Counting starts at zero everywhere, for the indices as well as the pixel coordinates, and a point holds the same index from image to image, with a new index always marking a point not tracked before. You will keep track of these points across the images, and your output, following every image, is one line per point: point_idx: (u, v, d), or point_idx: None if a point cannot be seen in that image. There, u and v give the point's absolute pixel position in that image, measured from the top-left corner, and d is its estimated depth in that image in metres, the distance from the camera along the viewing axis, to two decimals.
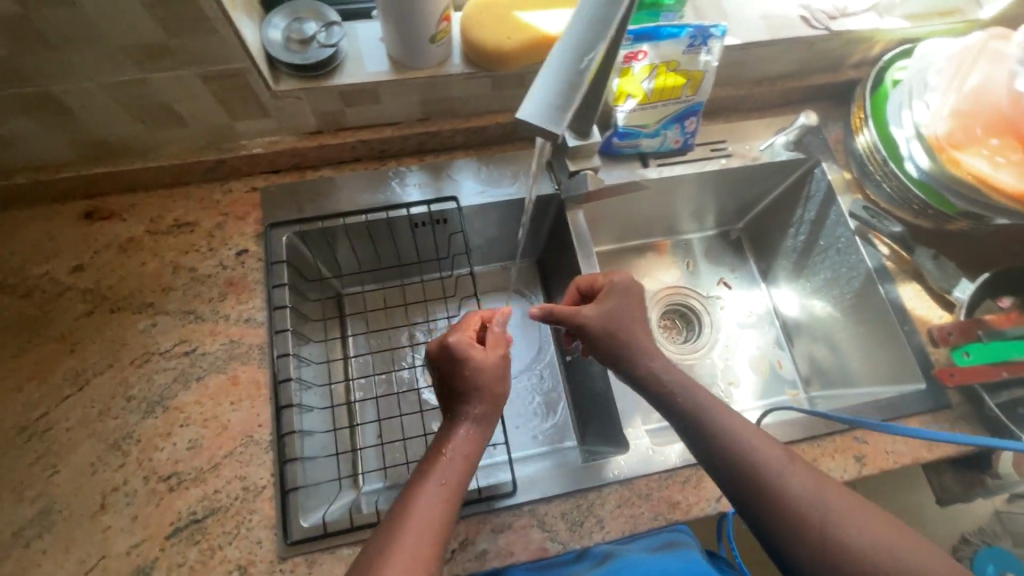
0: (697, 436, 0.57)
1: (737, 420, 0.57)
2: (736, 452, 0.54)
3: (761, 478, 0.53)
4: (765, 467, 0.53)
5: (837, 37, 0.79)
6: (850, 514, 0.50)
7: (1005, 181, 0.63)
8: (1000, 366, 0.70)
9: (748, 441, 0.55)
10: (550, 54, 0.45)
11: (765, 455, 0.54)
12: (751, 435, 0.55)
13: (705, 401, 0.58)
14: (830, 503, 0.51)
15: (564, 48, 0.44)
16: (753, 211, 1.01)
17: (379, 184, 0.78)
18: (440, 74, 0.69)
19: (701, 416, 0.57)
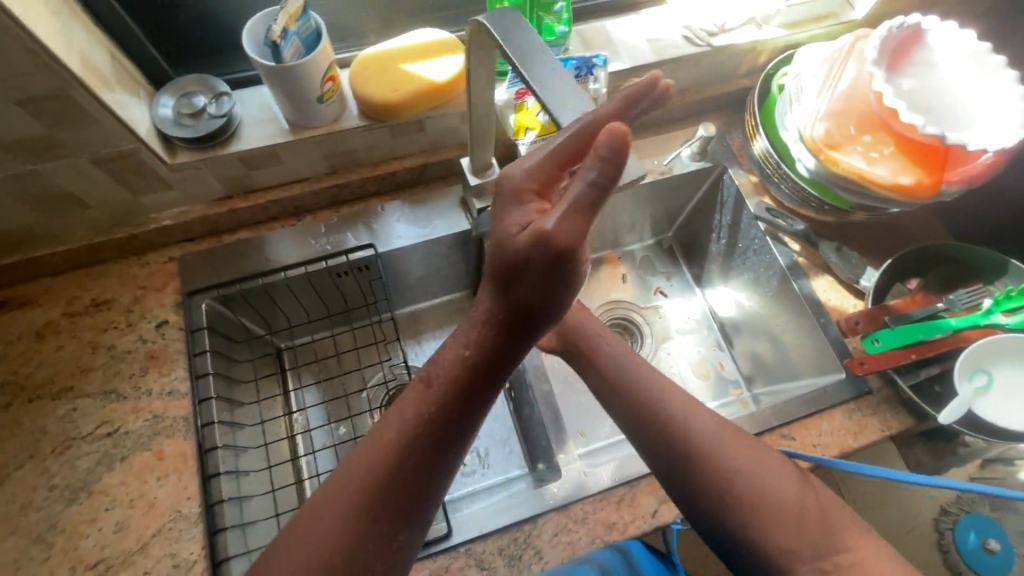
0: (636, 411, 0.61)
1: (674, 394, 0.61)
2: (665, 421, 0.58)
3: (689, 446, 0.56)
4: (688, 433, 0.56)
5: (721, 51, 0.83)
6: (770, 471, 0.54)
7: (881, 175, 0.67)
8: (909, 350, 0.73)
9: (677, 412, 0.58)
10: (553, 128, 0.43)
11: (690, 423, 0.57)
12: (683, 406, 0.59)
13: (643, 382, 0.63)
14: (740, 462, 0.54)
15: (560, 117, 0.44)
16: (680, 219, 1.05)
17: (296, 240, 0.80)
18: (336, 130, 0.71)
19: (637, 395, 0.61)
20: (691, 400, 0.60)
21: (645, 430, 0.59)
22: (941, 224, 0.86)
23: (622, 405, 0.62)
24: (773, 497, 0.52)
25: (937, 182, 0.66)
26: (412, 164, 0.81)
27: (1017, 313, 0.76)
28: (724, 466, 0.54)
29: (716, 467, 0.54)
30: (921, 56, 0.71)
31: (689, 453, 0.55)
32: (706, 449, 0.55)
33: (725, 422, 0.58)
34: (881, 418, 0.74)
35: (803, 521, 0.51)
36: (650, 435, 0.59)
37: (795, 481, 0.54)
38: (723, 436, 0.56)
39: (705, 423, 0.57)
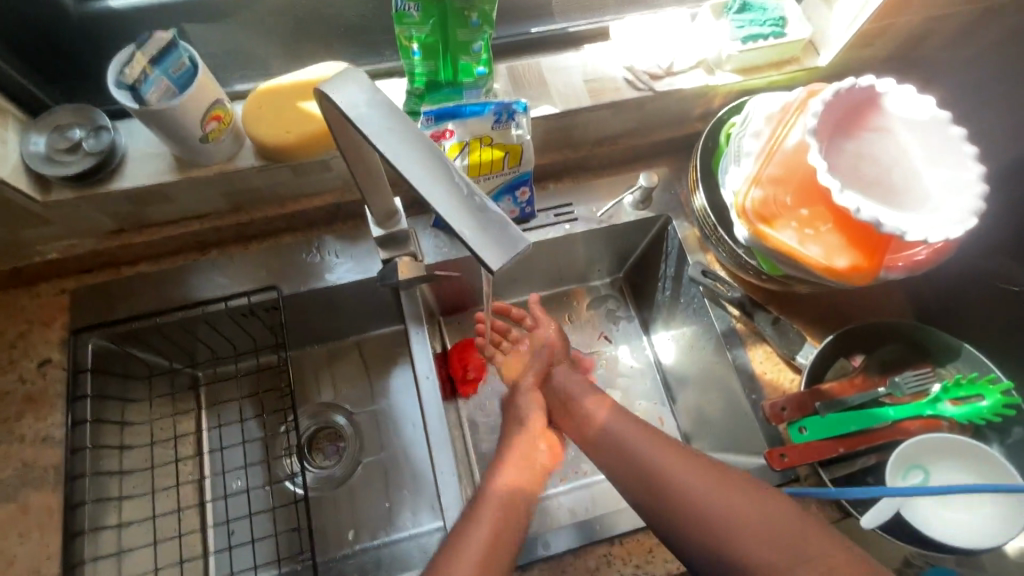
0: (628, 465, 0.67)
1: (636, 434, 0.69)
2: (645, 469, 0.65)
3: (649, 479, 0.64)
4: (665, 475, 0.63)
5: (666, 96, 0.76)
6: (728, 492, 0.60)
7: (813, 255, 0.61)
8: (837, 442, 0.68)
9: (653, 457, 0.65)
10: (460, 222, 0.37)
11: (662, 464, 0.64)
12: (638, 442, 0.67)
13: (611, 431, 0.70)
14: (706, 489, 0.60)
15: (455, 209, 0.37)
16: (630, 261, 0.96)
17: (196, 277, 0.76)
18: (230, 169, 0.67)
19: (624, 448, 0.68)
20: (644, 432, 0.69)
21: (634, 481, 0.65)
22: (897, 293, 0.79)
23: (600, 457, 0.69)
24: (746, 520, 0.58)
25: (875, 267, 0.60)
26: (324, 202, 0.77)
27: (967, 402, 0.69)
28: (697, 496, 0.60)
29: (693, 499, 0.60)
30: (878, 121, 0.63)
31: (671, 493, 0.62)
32: (681, 483, 0.62)
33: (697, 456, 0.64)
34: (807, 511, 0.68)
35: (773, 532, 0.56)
36: (637, 484, 0.65)
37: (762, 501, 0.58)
38: (692, 470, 0.62)
39: (679, 461, 0.64)
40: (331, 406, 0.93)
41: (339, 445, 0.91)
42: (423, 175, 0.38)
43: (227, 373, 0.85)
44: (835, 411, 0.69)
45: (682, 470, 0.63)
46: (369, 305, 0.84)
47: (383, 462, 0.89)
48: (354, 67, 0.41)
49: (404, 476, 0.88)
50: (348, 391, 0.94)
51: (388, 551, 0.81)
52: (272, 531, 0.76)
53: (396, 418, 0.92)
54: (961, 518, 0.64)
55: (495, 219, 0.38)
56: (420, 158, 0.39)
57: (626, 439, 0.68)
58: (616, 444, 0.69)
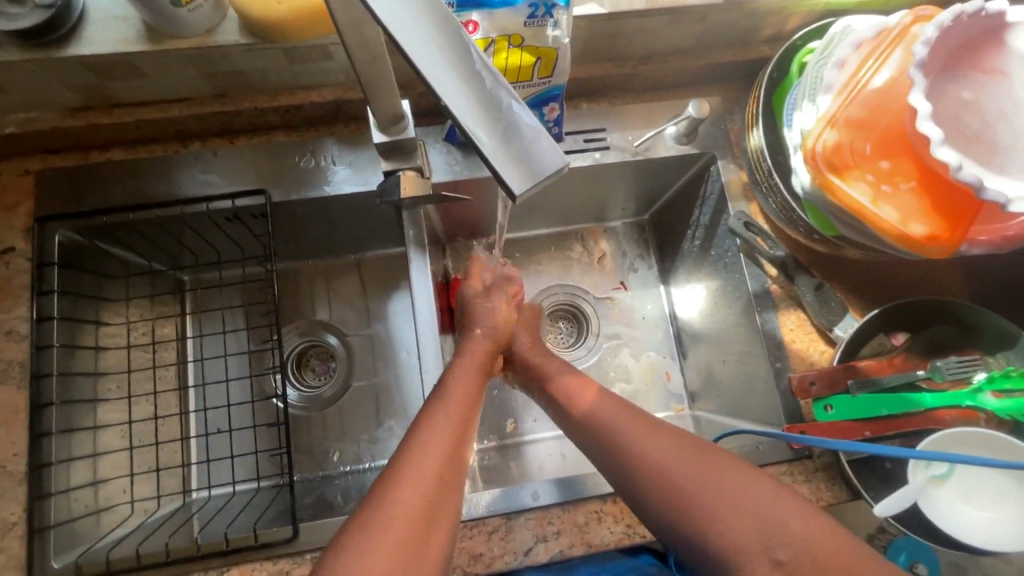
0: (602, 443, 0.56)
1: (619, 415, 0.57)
2: (613, 445, 0.55)
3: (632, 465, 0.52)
4: (643, 461, 0.52)
5: (737, 6, 0.63)
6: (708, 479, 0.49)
7: (885, 217, 0.52)
8: (863, 425, 0.62)
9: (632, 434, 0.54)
10: (480, 128, 0.29)
11: (645, 449, 0.53)
12: (623, 428, 0.55)
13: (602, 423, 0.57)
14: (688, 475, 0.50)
15: (470, 108, 0.29)
16: (658, 203, 0.87)
17: (173, 170, 0.67)
18: (209, 46, 0.56)
19: (599, 427, 0.57)
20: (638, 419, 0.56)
21: (605, 458, 0.55)
22: (956, 267, 0.71)
23: (585, 437, 0.58)
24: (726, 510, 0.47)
25: (956, 239, 0.51)
26: (322, 97, 0.67)
27: (1011, 396, 0.62)
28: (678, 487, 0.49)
29: (663, 479, 0.50)
30: (992, 63, 0.52)
31: (646, 477, 0.51)
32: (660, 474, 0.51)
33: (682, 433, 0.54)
34: (814, 489, 0.64)
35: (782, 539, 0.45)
36: (615, 467, 0.54)
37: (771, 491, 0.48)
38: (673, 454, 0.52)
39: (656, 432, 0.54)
40: (324, 324, 0.88)
41: (330, 365, 0.87)
42: (436, 57, 0.29)
43: (214, 278, 0.80)
44: (867, 391, 0.63)
45: (663, 452, 0.52)
46: (368, 221, 0.76)
47: (373, 388, 0.85)
48: None
49: (394, 407, 0.84)
50: (343, 311, 0.89)
51: (372, 477, 0.79)
52: (252, 449, 0.74)
53: (391, 345, 0.87)
54: (979, 517, 0.59)
55: (523, 128, 0.30)
56: (437, 32, 0.30)
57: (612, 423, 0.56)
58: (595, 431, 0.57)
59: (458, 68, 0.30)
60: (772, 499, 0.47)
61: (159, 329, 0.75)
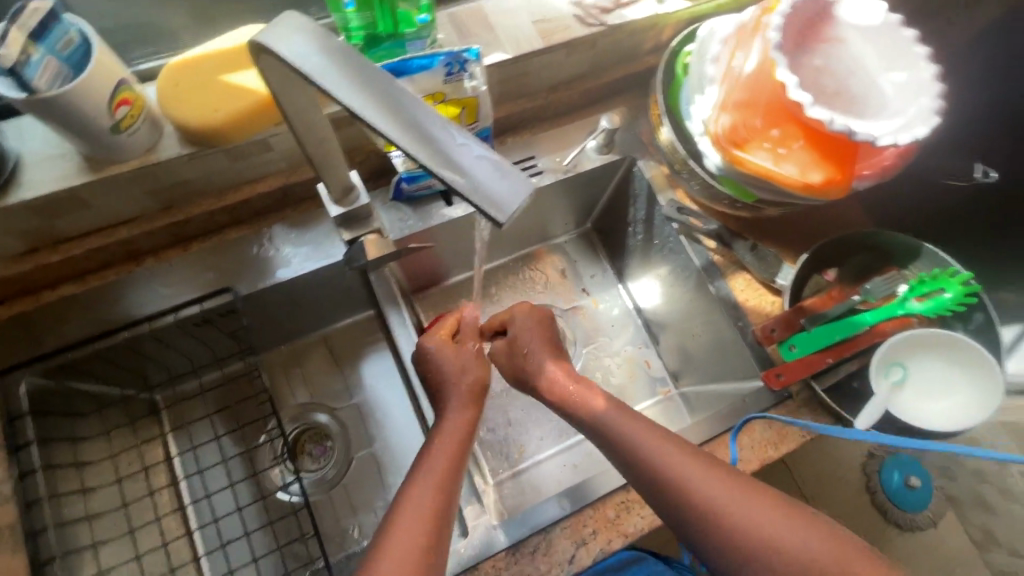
0: (647, 479, 0.56)
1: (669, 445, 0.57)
2: (674, 482, 0.55)
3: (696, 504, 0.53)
4: (704, 497, 0.53)
5: (618, 30, 0.73)
6: (762, 529, 0.51)
7: (789, 173, 0.61)
8: (824, 353, 0.70)
9: (687, 476, 0.55)
10: (459, 178, 0.33)
11: (706, 490, 0.53)
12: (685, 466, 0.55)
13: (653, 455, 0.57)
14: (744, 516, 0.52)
15: (445, 164, 0.34)
16: (596, 211, 0.94)
17: (133, 291, 0.67)
18: (153, 162, 0.58)
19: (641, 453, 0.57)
20: (691, 454, 0.56)
21: (658, 491, 0.55)
22: (856, 203, 0.82)
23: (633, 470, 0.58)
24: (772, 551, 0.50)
25: (847, 178, 0.60)
26: (268, 187, 0.69)
27: (932, 297, 0.72)
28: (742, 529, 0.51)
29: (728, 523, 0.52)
30: (832, 34, 0.62)
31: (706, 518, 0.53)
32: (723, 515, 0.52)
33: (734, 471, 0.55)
34: (801, 424, 0.70)
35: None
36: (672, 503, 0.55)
37: (803, 534, 0.50)
38: (733, 493, 0.53)
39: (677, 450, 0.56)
40: (312, 405, 0.88)
41: (327, 446, 0.86)
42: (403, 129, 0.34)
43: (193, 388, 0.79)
44: (818, 325, 0.71)
45: (719, 492, 0.53)
46: (335, 292, 0.79)
47: (377, 453, 0.85)
48: (307, 33, 0.35)
49: (402, 465, 0.85)
50: (328, 386, 0.89)
51: None
52: (273, 546, 0.72)
53: (385, 406, 0.88)
54: (939, 408, 0.67)
55: (492, 170, 0.34)
56: (394, 109, 0.35)
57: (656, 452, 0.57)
58: (594, 426, 0.62)
59: (426, 134, 0.34)
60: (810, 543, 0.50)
61: (145, 454, 0.73)
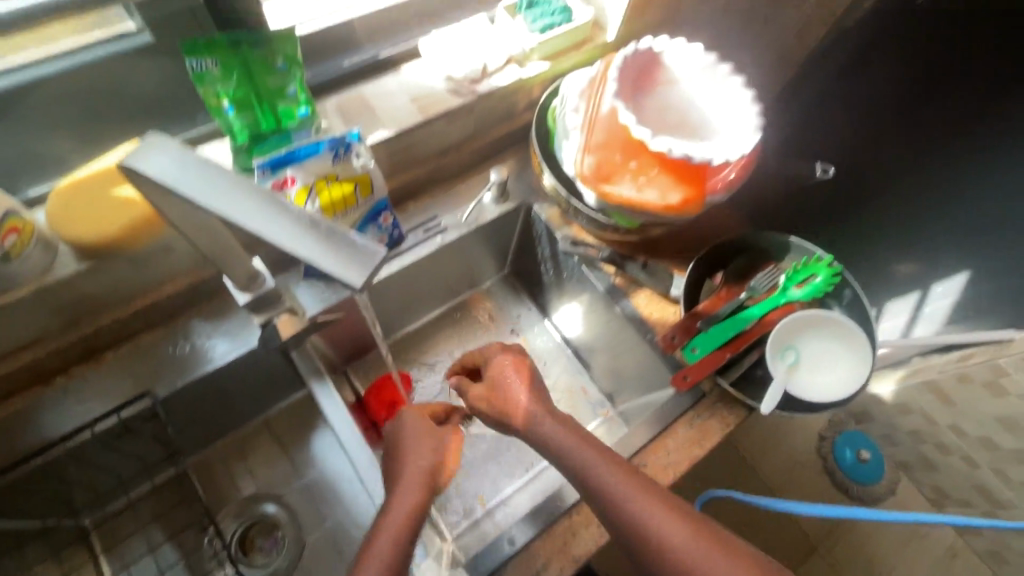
0: (607, 508, 0.58)
1: (627, 472, 0.60)
2: (628, 516, 0.57)
3: (653, 537, 0.56)
4: (660, 531, 0.56)
5: (490, 96, 0.81)
6: (710, 566, 0.54)
7: (651, 198, 0.69)
8: (723, 349, 0.76)
9: (648, 510, 0.57)
10: (305, 248, 0.36)
11: (662, 526, 0.56)
12: (643, 498, 0.58)
13: (616, 488, 0.59)
14: (694, 552, 0.55)
15: (293, 240, 0.36)
16: (510, 255, 1.00)
17: (45, 414, 0.67)
18: (50, 283, 0.59)
19: (609, 483, 0.59)
20: (652, 489, 0.59)
21: (616, 520, 0.58)
22: (730, 212, 0.93)
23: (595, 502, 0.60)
24: None
25: (701, 194, 0.69)
26: (177, 286, 0.71)
27: (807, 283, 0.80)
28: (695, 567, 0.54)
29: (680, 556, 0.55)
30: (665, 77, 0.73)
31: (661, 551, 0.55)
32: (677, 554, 0.55)
33: (688, 509, 0.58)
34: (719, 418, 0.76)
35: None
36: (628, 537, 0.57)
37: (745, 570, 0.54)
38: (687, 531, 0.56)
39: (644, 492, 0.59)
40: (258, 496, 0.86)
41: (277, 536, 0.83)
42: (254, 215, 0.37)
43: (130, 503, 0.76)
44: (714, 325, 0.78)
45: (677, 529, 0.56)
46: (263, 377, 0.79)
47: (330, 532, 0.84)
48: (156, 144, 0.38)
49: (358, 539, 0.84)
50: (272, 474, 0.87)
51: None
52: None
53: (333, 482, 0.87)
54: (820, 379, 0.76)
55: (340, 237, 0.37)
56: (243, 203, 0.37)
57: (620, 486, 0.59)
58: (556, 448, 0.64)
59: (274, 217, 0.37)
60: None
61: None
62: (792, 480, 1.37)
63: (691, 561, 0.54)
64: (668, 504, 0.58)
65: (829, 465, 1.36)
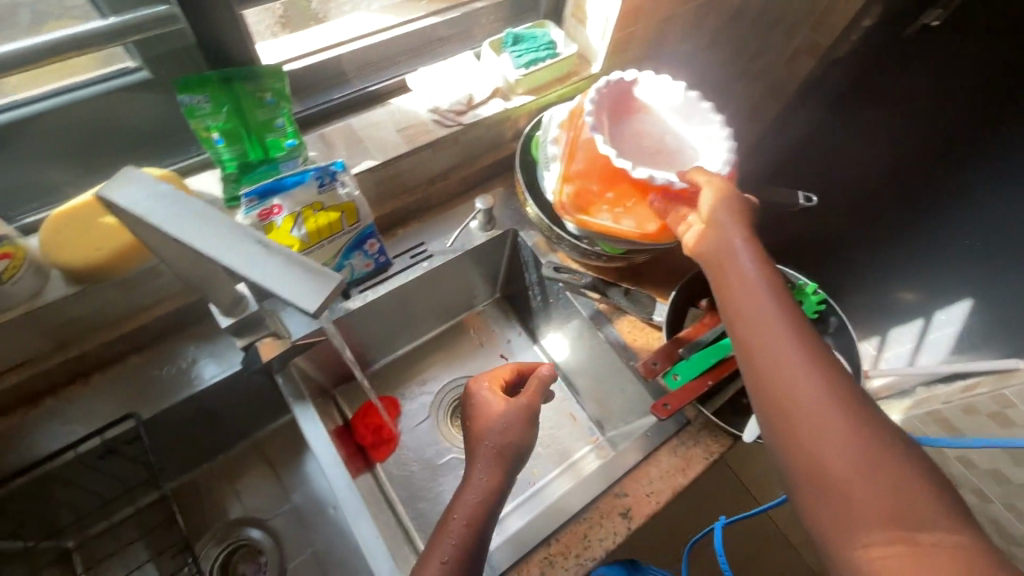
0: (738, 343, 0.54)
1: (755, 314, 0.53)
2: (753, 349, 0.52)
3: (776, 382, 0.50)
4: (783, 375, 0.50)
5: (476, 126, 0.83)
6: (831, 422, 0.47)
7: (627, 228, 0.71)
8: (706, 375, 0.76)
9: (775, 353, 0.51)
10: (267, 278, 0.37)
11: (790, 370, 0.49)
12: (771, 339, 0.51)
13: (752, 325, 0.53)
14: (817, 401, 0.48)
15: (255, 269, 0.38)
16: (500, 280, 1.01)
17: (30, 434, 0.68)
18: (39, 306, 0.61)
19: (747, 312, 0.54)
20: (788, 331, 0.51)
21: (744, 352, 0.53)
22: None
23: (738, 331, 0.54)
24: (827, 440, 0.46)
25: None
26: (166, 309, 0.73)
27: None
28: (814, 421, 0.47)
29: (796, 406, 0.48)
30: (642, 107, 0.74)
31: (778, 397, 0.49)
32: (794, 402, 0.49)
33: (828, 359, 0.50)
34: (703, 447, 0.75)
35: (874, 494, 0.44)
36: (751, 372, 0.52)
37: (854, 442, 0.46)
38: (814, 384, 0.48)
39: (791, 352, 0.50)
40: (240, 521, 0.85)
41: (260, 562, 0.83)
42: (218, 243, 0.38)
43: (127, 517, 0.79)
44: (698, 352, 0.77)
45: (806, 379, 0.49)
46: (249, 400, 0.80)
47: (312, 559, 0.83)
48: (137, 178, 0.40)
49: (339, 566, 0.83)
50: (256, 499, 0.87)
51: None
52: None
53: (316, 508, 0.87)
54: None
55: (302, 266, 0.38)
56: (210, 232, 0.39)
57: (762, 320, 0.53)
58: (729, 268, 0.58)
59: (239, 246, 0.39)
60: (849, 449, 0.45)
61: None
62: None
63: (810, 417, 0.47)
64: (804, 349, 0.50)
65: None
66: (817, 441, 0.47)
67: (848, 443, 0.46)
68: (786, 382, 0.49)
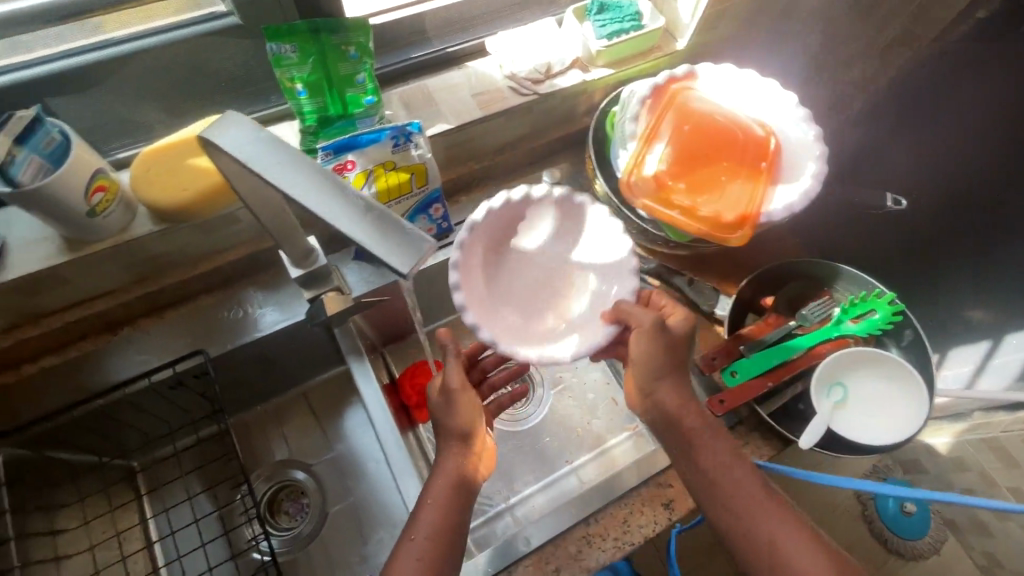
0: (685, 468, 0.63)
1: (695, 438, 0.63)
2: (703, 473, 0.62)
3: (731, 495, 0.60)
4: (732, 488, 0.60)
5: (551, 97, 0.81)
6: (774, 522, 0.58)
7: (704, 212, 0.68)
8: (765, 376, 0.74)
9: (724, 470, 0.61)
10: (358, 231, 0.37)
11: (738, 482, 0.60)
12: (714, 459, 0.62)
13: (700, 449, 0.63)
14: (758, 506, 0.59)
15: (347, 223, 0.38)
16: None
17: (110, 359, 0.72)
18: (126, 240, 0.64)
19: (690, 441, 0.63)
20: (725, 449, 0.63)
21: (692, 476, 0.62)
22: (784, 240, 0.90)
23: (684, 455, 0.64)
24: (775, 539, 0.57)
25: (754, 214, 0.68)
26: (238, 254, 0.75)
27: (864, 318, 0.76)
28: (765, 524, 0.58)
29: (745, 515, 0.59)
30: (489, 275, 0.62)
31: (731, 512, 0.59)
32: (745, 509, 0.59)
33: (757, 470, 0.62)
34: (754, 447, 0.73)
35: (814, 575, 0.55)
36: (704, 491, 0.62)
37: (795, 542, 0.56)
38: (749, 493, 0.60)
39: (738, 472, 0.61)
40: (288, 463, 0.89)
41: (304, 503, 0.87)
42: (314, 194, 0.39)
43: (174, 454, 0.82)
44: (758, 351, 0.76)
45: (749, 488, 0.60)
46: (306, 350, 0.83)
47: (351, 507, 0.87)
48: (237, 121, 0.41)
49: (375, 517, 0.86)
50: (303, 444, 0.91)
51: None
52: None
53: (358, 460, 0.90)
54: (857, 417, 0.71)
55: (392, 226, 0.38)
56: (306, 181, 0.39)
57: (707, 442, 0.63)
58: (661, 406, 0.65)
59: (332, 197, 0.39)
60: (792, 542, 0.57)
61: (120, 519, 0.75)
62: (824, 527, 1.26)
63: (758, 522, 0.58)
64: (742, 464, 0.62)
65: (868, 514, 1.26)
66: (768, 542, 0.57)
67: (788, 538, 0.57)
68: (733, 496, 0.60)
